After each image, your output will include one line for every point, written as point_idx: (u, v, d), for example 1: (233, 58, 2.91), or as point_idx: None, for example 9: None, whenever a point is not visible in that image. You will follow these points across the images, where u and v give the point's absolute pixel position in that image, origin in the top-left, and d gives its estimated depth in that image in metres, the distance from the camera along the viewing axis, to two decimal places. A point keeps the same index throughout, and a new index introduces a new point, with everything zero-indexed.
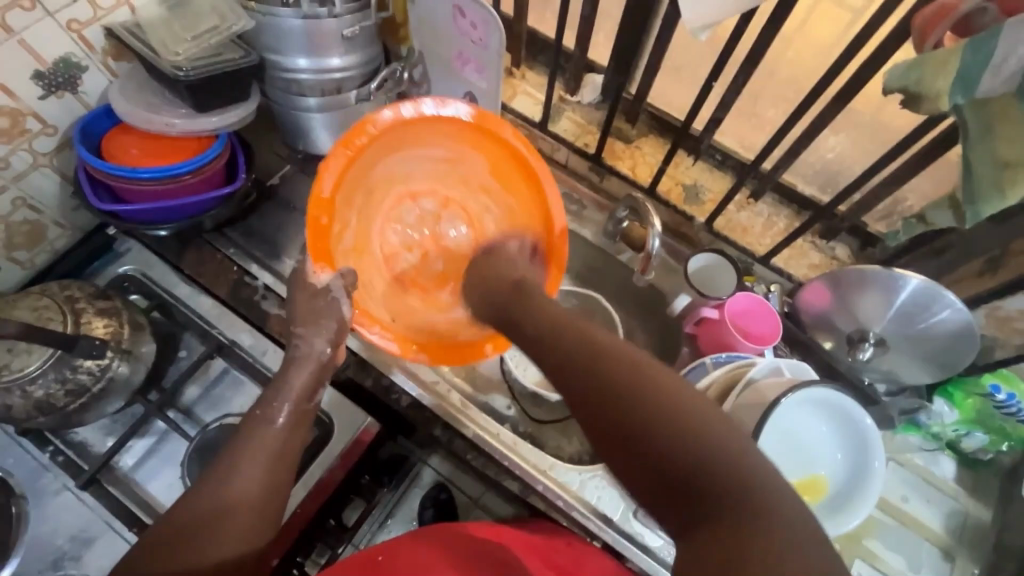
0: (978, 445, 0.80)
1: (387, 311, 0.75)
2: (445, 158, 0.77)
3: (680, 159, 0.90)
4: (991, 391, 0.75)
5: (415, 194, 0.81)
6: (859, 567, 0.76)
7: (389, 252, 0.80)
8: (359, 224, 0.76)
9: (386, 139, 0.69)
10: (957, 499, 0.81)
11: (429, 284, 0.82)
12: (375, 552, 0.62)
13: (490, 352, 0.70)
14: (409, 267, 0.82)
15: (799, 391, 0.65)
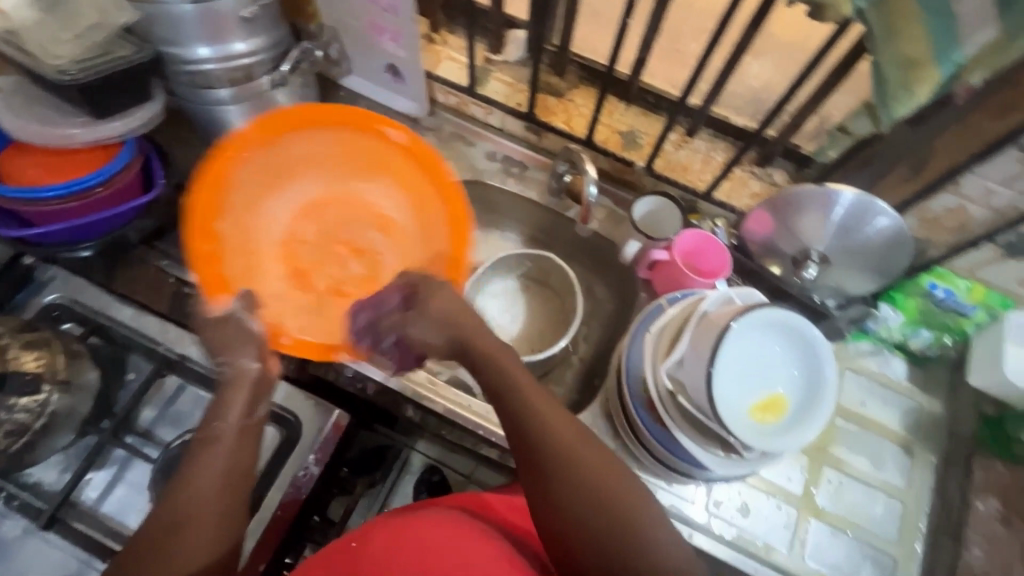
0: (924, 343, 0.83)
1: (301, 317, 0.71)
2: (338, 165, 0.78)
3: (612, 106, 0.89)
4: (930, 290, 0.78)
5: (318, 212, 0.78)
6: (827, 474, 0.80)
7: (310, 269, 0.75)
8: (259, 253, 0.74)
9: (266, 165, 0.74)
10: (911, 397, 0.84)
11: (354, 289, 0.74)
12: (348, 539, 0.61)
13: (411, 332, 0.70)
14: (330, 278, 0.75)
15: (749, 314, 0.63)
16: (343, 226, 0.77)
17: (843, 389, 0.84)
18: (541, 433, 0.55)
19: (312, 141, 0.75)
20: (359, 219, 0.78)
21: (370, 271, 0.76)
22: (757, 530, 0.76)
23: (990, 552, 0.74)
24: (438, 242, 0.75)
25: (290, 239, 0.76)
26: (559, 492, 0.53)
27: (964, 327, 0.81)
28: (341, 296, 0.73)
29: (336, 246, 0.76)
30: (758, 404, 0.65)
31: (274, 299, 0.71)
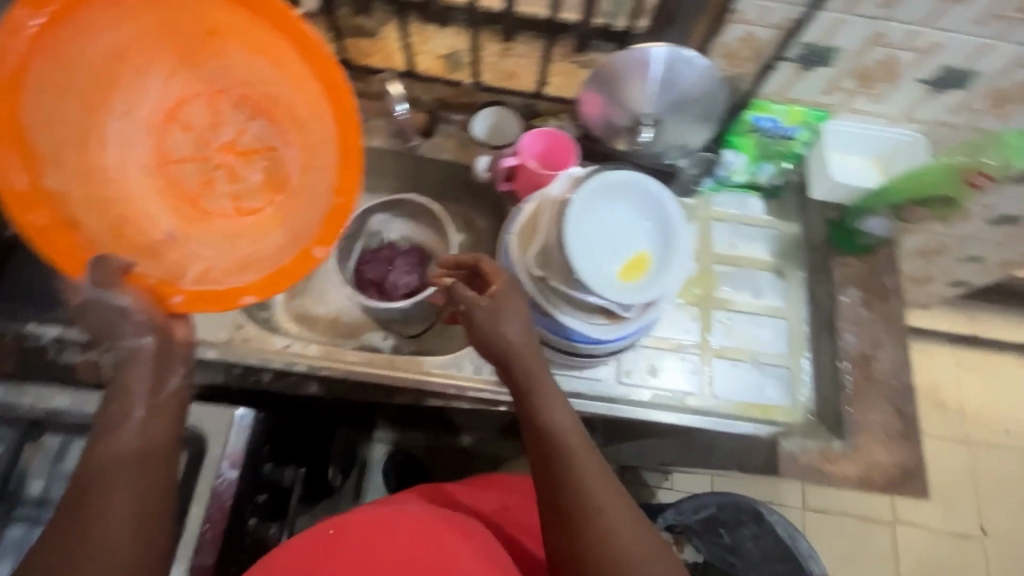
0: (770, 175, 0.90)
1: (215, 251, 0.66)
2: (166, 55, 0.63)
3: (424, 32, 0.86)
4: (759, 123, 0.84)
5: (174, 118, 0.66)
6: (718, 315, 0.86)
7: (199, 192, 0.68)
8: (129, 191, 0.64)
9: (68, 83, 0.58)
10: (772, 227, 0.91)
11: (259, 198, 0.68)
12: (328, 523, 0.62)
13: (320, 254, 0.58)
14: (226, 196, 0.68)
15: (588, 185, 0.67)
16: (212, 129, 0.68)
17: (714, 238, 0.90)
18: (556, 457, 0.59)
19: (116, 28, 0.58)
20: (230, 108, 0.67)
21: (268, 175, 0.68)
22: (670, 384, 0.81)
23: (861, 334, 0.81)
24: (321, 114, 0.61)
25: (158, 161, 0.66)
26: (570, 510, 0.56)
27: (795, 149, 0.87)
28: (247, 212, 0.68)
29: (213, 154, 0.68)
30: (625, 265, 0.68)
31: (168, 246, 0.64)
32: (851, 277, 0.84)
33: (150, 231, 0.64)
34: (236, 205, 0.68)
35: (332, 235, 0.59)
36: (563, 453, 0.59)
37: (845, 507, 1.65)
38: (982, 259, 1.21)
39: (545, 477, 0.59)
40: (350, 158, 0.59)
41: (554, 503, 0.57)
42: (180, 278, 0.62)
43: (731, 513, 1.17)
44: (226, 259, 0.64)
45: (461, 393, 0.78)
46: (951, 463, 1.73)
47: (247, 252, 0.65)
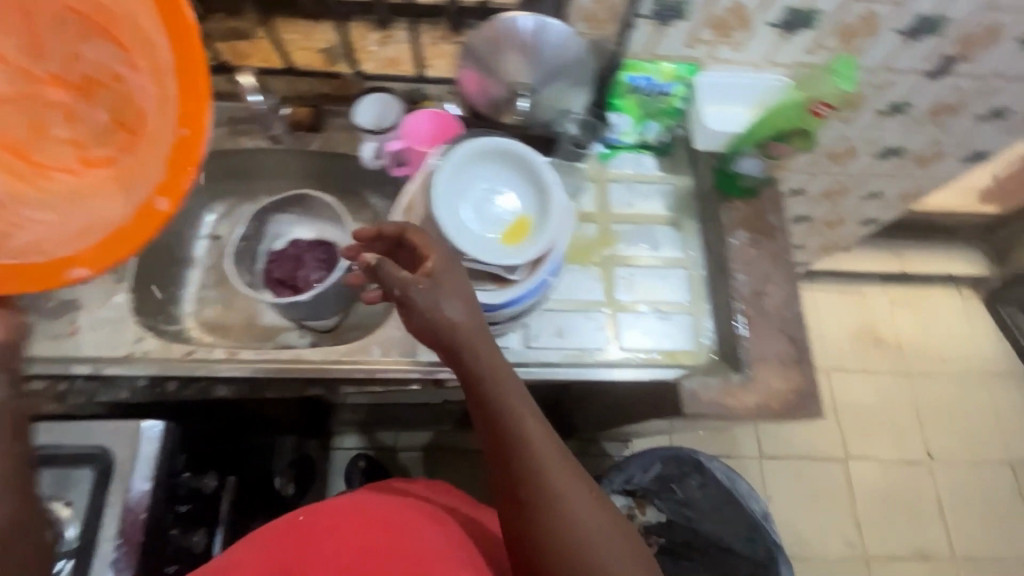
0: (658, 132, 0.93)
1: (53, 210, 0.66)
2: None
3: (301, 27, 0.83)
4: (635, 83, 0.88)
5: None
6: (621, 272, 0.88)
7: (35, 144, 0.69)
8: None
9: None
10: (666, 182, 0.94)
11: (108, 144, 0.70)
12: (297, 514, 0.72)
13: (163, 210, 0.57)
14: (75, 149, 0.71)
15: (453, 156, 0.69)
16: (33, 61, 0.66)
17: (612, 198, 0.93)
18: (514, 450, 0.57)
19: None
20: (55, 28, 0.64)
21: (114, 116, 0.70)
22: (578, 343, 0.83)
23: (752, 273, 0.84)
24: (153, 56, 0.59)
25: None
26: (532, 504, 0.56)
27: (677, 106, 0.91)
28: (96, 161, 0.70)
29: (44, 93, 0.69)
30: (506, 230, 0.69)
31: None
32: (739, 220, 0.88)
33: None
34: (77, 153, 0.71)
35: (174, 185, 0.57)
36: (523, 444, 0.57)
37: (800, 449, 1.71)
38: (883, 193, 1.27)
39: (506, 471, 0.57)
40: (186, 100, 0.56)
41: (516, 496, 0.57)
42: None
43: (675, 467, 1.21)
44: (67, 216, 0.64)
45: (371, 376, 0.79)
46: (895, 395, 1.80)
47: (97, 213, 0.64)
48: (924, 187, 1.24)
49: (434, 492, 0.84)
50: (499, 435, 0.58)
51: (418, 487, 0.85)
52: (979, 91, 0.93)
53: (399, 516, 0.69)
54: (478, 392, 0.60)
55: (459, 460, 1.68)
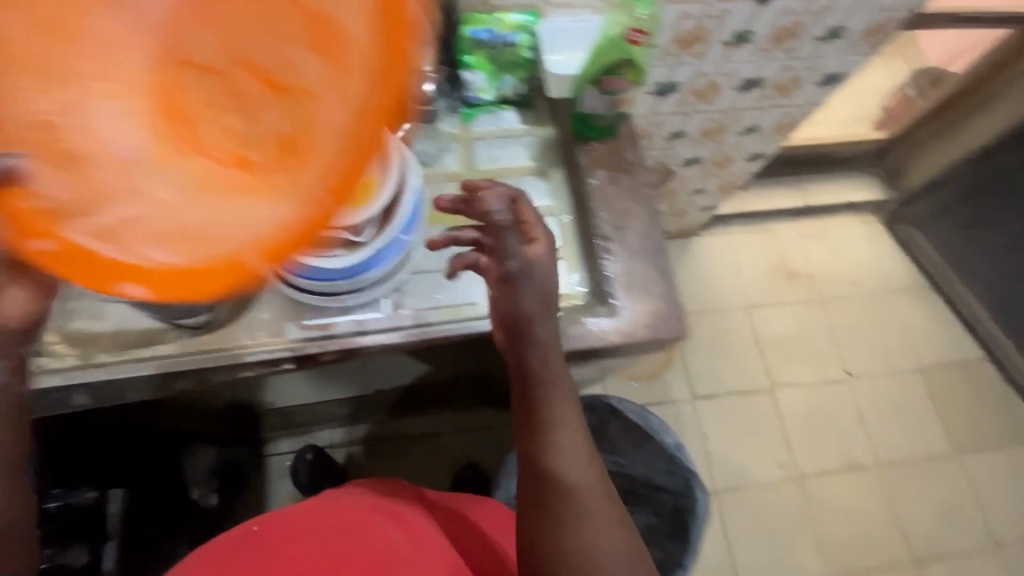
0: (513, 86, 0.94)
1: (115, 185, 0.41)
2: None
3: None
4: (479, 37, 0.89)
5: (166, 64, 0.44)
6: None
7: (200, 116, 0.44)
8: (53, 77, 0.41)
9: None
10: (528, 133, 0.95)
11: (220, 118, 0.43)
12: (251, 524, 0.80)
13: (259, 269, 0.35)
14: (202, 137, 0.44)
15: None
16: (141, 1, 0.44)
17: (477, 156, 0.93)
18: (546, 439, 0.65)
19: None
20: (227, 23, 0.42)
21: (233, 151, 0.42)
22: (450, 299, 0.84)
23: (612, 210, 0.88)
24: (357, 8, 0.35)
25: (120, 47, 0.44)
26: (548, 504, 0.62)
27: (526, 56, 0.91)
28: (191, 148, 0.44)
29: (215, 74, 0.43)
30: None
31: (106, 168, 0.41)
32: (597, 160, 0.90)
33: (22, 45, 0.39)
34: (229, 150, 0.43)
35: (281, 248, 0.35)
36: (550, 453, 0.64)
37: (729, 386, 1.78)
38: (759, 127, 1.31)
39: (530, 466, 0.65)
40: (390, 33, 0.33)
41: (540, 490, 0.63)
42: (69, 214, 0.38)
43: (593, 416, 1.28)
44: (111, 199, 0.40)
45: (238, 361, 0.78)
46: (810, 321, 1.90)
47: (205, 221, 0.38)
48: (795, 115, 1.29)
49: (394, 489, 0.91)
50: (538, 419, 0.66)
51: (381, 484, 0.91)
52: (812, 12, 0.97)
53: (351, 518, 0.79)
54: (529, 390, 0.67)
55: (400, 448, 1.64)
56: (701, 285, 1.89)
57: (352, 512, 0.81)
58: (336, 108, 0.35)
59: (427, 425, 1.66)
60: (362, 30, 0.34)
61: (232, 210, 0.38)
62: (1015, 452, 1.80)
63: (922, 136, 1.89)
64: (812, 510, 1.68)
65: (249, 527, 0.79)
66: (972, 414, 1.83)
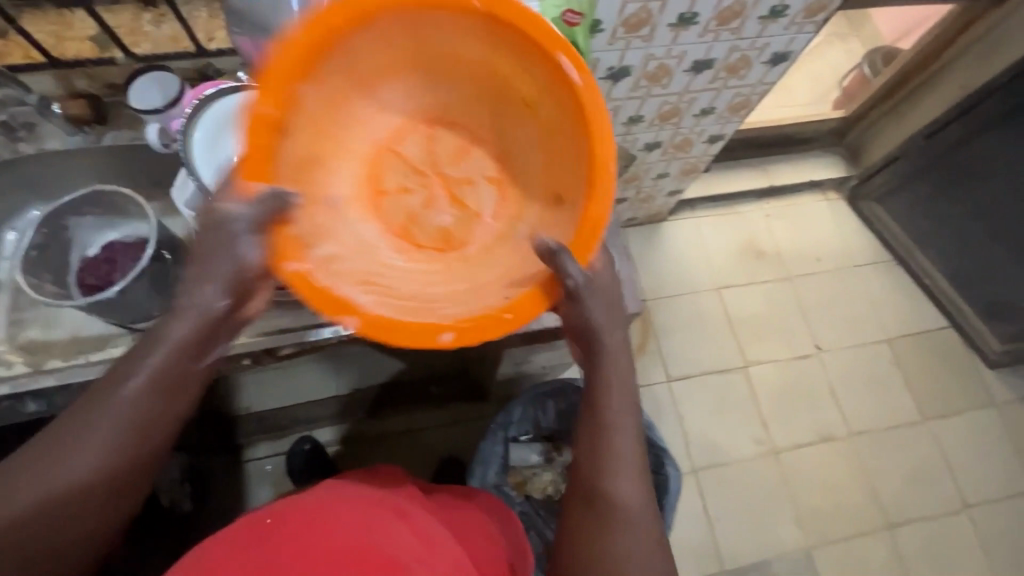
0: None
1: (348, 248, 0.71)
2: (360, 85, 0.74)
3: (68, 20, 0.85)
4: None
5: (393, 146, 0.81)
6: None
7: (393, 193, 0.79)
8: (325, 154, 0.74)
9: (355, 68, 0.71)
10: None
11: (414, 230, 0.78)
12: (264, 515, 0.71)
13: (445, 341, 0.60)
14: (404, 208, 0.79)
15: (208, 119, 0.68)
16: (381, 120, 0.79)
17: None
18: (608, 450, 0.69)
19: (431, 72, 0.77)
20: (463, 153, 0.81)
21: (446, 223, 0.78)
22: None
23: None
24: (534, 146, 0.77)
25: (381, 145, 0.80)
26: (602, 511, 0.67)
27: None
28: (408, 237, 0.77)
29: (429, 178, 0.80)
30: (296, 184, 0.70)
31: (331, 208, 0.73)
32: None
33: (304, 148, 0.70)
34: (438, 234, 0.78)
35: (480, 332, 0.61)
36: (610, 467, 0.68)
37: (703, 366, 1.81)
38: (714, 108, 1.34)
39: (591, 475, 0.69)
40: (552, 187, 0.74)
41: (594, 496, 0.68)
42: (325, 262, 0.65)
43: (566, 401, 1.35)
44: (366, 266, 0.71)
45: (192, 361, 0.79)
46: (780, 300, 1.93)
47: (420, 289, 0.71)
48: (749, 96, 1.32)
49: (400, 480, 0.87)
50: (601, 429, 0.69)
51: (387, 475, 0.88)
52: None
53: (374, 510, 0.74)
54: (597, 410, 0.70)
55: (384, 446, 1.62)
56: (672, 269, 1.92)
57: (355, 505, 0.74)
58: (494, 225, 0.78)
59: (406, 422, 1.64)
60: (581, 167, 0.68)
61: (464, 283, 0.72)
62: (982, 414, 1.86)
63: (878, 114, 1.94)
64: (790, 483, 1.71)
65: (241, 524, 0.70)
66: (938, 380, 1.89)
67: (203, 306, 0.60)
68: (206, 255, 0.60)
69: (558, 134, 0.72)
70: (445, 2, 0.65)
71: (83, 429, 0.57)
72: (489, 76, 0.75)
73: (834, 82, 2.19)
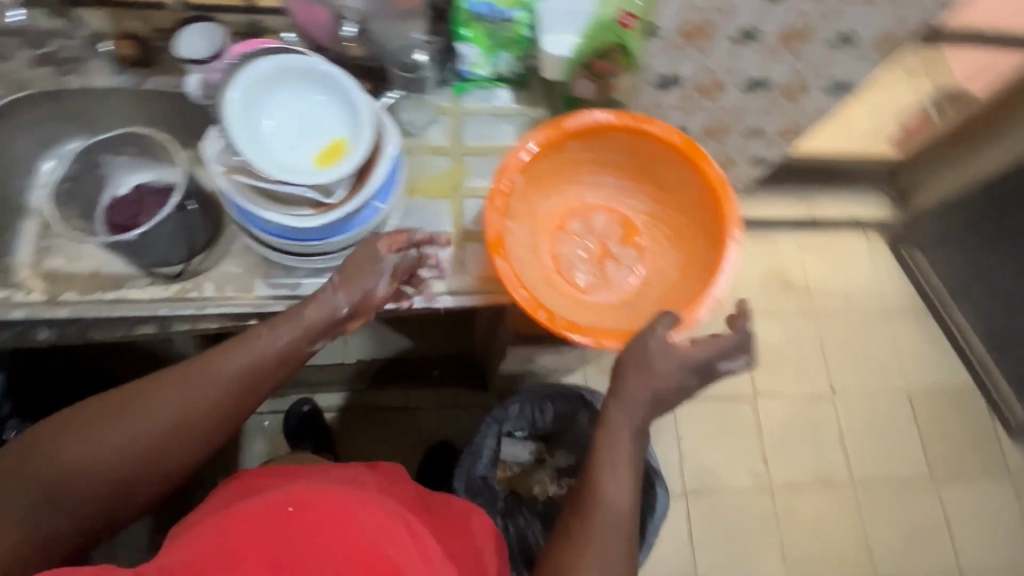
0: (510, 64, 0.91)
1: (519, 244, 0.83)
2: (619, 173, 0.89)
3: None
4: (478, 11, 0.86)
5: (578, 212, 0.91)
6: (471, 204, 0.88)
7: (559, 239, 0.89)
8: (543, 184, 0.87)
9: (616, 152, 0.86)
10: (519, 112, 0.94)
11: (567, 274, 0.88)
12: (285, 502, 0.62)
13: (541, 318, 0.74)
14: (564, 251, 0.89)
15: (241, 79, 0.67)
16: (594, 193, 0.91)
17: (467, 131, 0.92)
18: (602, 478, 0.71)
19: (650, 188, 0.89)
20: (629, 243, 0.90)
21: (585, 274, 0.88)
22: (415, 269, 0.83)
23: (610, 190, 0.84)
24: (672, 270, 0.87)
25: (579, 205, 0.91)
26: (589, 534, 0.68)
27: (521, 33, 0.88)
28: (556, 270, 0.87)
29: (594, 244, 0.90)
30: (322, 152, 0.69)
31: (521, 212, 0.85)
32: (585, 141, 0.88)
33: (540, 170, 0.84)
34: (577, 277, 0.88)
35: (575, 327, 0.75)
36: (605, 492, 0.70)
37: (710, 390, 1.77)
38: (763, 131, 1.29)
39: (575, 504, 0.71)
40: (668, 298, 0.83)
41: (584, 514, 0.69)
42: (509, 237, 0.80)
43: (566, 405, 1.33)
44: (518, 250, 0.82)
45: (211, 312, 0.78)
46: (801, 335, 1.88)
47: (546, 290, 0.82)
48: (801, 121, 1.26)
49: (389, 491, 0.83)
50: (604, 457, 0.72)
51: (377, 486, 0.83)
52: (822, 14, 0.94)
53: (385, 518, 0.65)
54: (594, 444, 0.73)
55: (379, 420, 1.63)
56: None
57: (373, 513, 0.65)
58: (613, 296, 0.87)
59: (403, 398, 1.65)
60: (692, 294, 0.79)
61: (572, 308, 0.83)
62: (995, 485, 1.78)
63: (936, 158, 1.85)
64: (781, 522, 1.67)
65: (253, 505, 0.62)
66: (955, 444, 1.81)
67: (335, 306, 0.73)
68: (355, 273, 0.74)
69: (692, 271, 0.83)
70: (700, 168, 0.80)
71: (154, 412, 0.66)
72: (687, 237, 0.86)
73: (894, 119, 2.09)
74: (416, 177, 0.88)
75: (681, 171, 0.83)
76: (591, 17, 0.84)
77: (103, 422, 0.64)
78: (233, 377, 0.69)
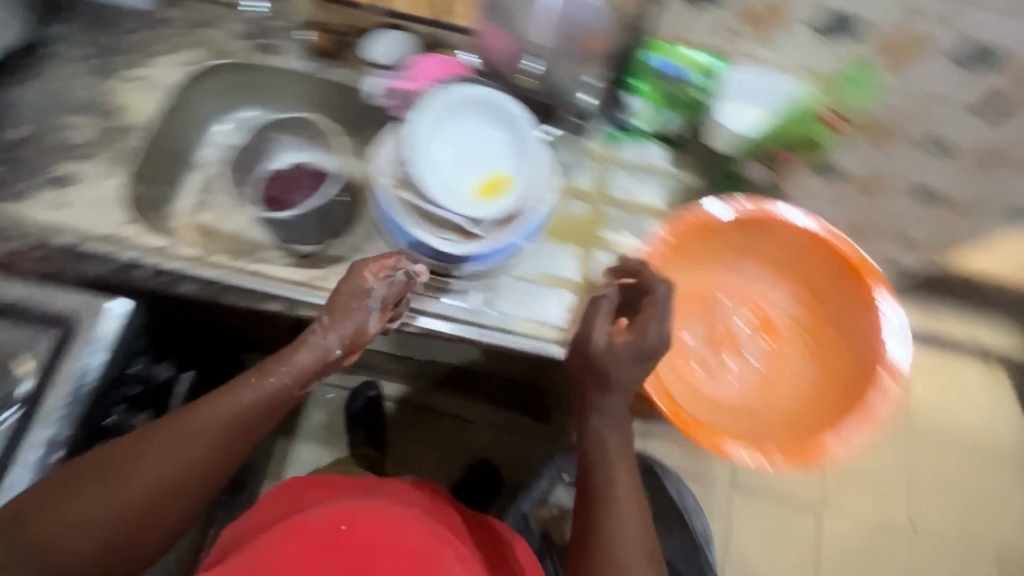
0: (676, 124, 0.88)
1: None
2: (767, 266, 0.87)
3: None
4: (660, 69, 0.83)
5: (712, 295, 0.86)
6: (600, 256, 0.86)
7: (689, 317, 0.85)
8: (689, 261, 0.84)
9: (775, 247, 0.85)
10: (669, 173, 0.90)
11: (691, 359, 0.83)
12: None
13: None
14: (693, 332, 0.84)
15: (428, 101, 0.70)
16: (734, 278, 0.87)
17: (614, 182, 0.90)
18: (602, 502, 0.66)
19: (795, 289, 0.87)
20: (760, 339, 0.86)
21: (709, 363, 0.84)
22: (530, 309, 0.82)
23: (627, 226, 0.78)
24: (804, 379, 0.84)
25: (717, 287, 0.86)
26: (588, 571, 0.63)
27: (694, 96, 0.84)
28: (679, 352, 0.83)
29: (723, 332, 0.85)
30: (484, 185, 0.70)
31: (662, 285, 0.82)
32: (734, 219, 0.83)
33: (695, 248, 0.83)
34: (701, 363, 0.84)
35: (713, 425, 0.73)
36: (609, 528, 0.65)
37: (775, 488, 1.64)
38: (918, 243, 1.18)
39: (585, 521, 0.66)
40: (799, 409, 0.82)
41: (583, 542, 0.65)
42: None
43: None
44: None
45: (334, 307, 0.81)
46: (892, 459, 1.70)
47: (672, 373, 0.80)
48: (967, 242, 1.12)
49: (411, 500, 0.84)
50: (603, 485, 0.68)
51: (402, 495, 0.84)
52: None
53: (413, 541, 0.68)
54: (588, 457, 0.70)
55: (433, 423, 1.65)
56: None
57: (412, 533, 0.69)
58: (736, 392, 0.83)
59: (461, 408, 1.65)
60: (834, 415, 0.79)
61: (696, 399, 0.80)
62: None
63: None
64: None
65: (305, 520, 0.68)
66: None
67: (321, 346, 0.73)
68: (342, 312, 0.74)
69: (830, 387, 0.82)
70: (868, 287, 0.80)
71: (145, 467, 0.64)
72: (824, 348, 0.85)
73: None
74: (554, 219, 0.88)
75: (841, 283, 0.83)
76: (780, 99, 0.80)
77: (89, 483, 0.63)
78: (213, 438, 0.67)
